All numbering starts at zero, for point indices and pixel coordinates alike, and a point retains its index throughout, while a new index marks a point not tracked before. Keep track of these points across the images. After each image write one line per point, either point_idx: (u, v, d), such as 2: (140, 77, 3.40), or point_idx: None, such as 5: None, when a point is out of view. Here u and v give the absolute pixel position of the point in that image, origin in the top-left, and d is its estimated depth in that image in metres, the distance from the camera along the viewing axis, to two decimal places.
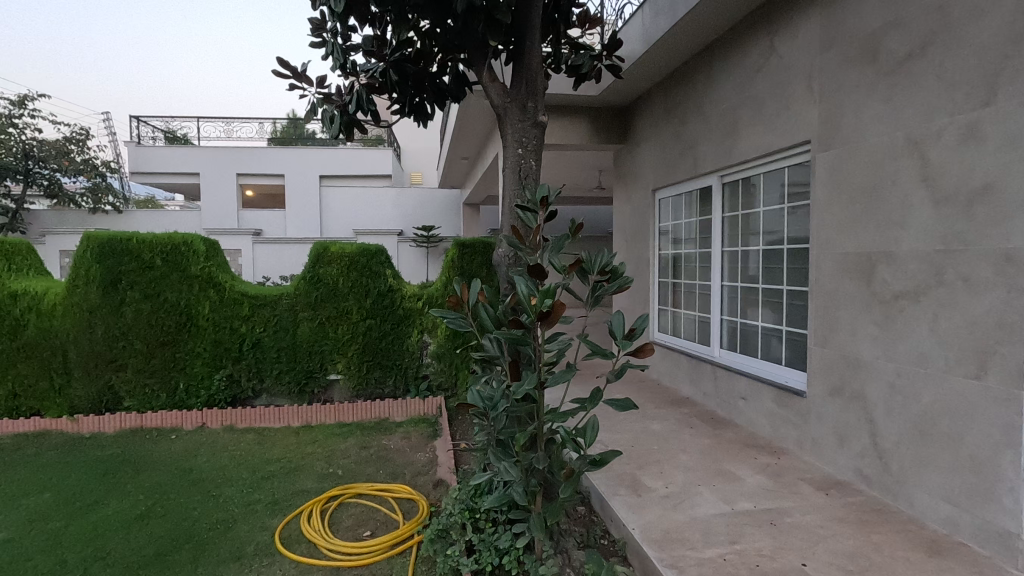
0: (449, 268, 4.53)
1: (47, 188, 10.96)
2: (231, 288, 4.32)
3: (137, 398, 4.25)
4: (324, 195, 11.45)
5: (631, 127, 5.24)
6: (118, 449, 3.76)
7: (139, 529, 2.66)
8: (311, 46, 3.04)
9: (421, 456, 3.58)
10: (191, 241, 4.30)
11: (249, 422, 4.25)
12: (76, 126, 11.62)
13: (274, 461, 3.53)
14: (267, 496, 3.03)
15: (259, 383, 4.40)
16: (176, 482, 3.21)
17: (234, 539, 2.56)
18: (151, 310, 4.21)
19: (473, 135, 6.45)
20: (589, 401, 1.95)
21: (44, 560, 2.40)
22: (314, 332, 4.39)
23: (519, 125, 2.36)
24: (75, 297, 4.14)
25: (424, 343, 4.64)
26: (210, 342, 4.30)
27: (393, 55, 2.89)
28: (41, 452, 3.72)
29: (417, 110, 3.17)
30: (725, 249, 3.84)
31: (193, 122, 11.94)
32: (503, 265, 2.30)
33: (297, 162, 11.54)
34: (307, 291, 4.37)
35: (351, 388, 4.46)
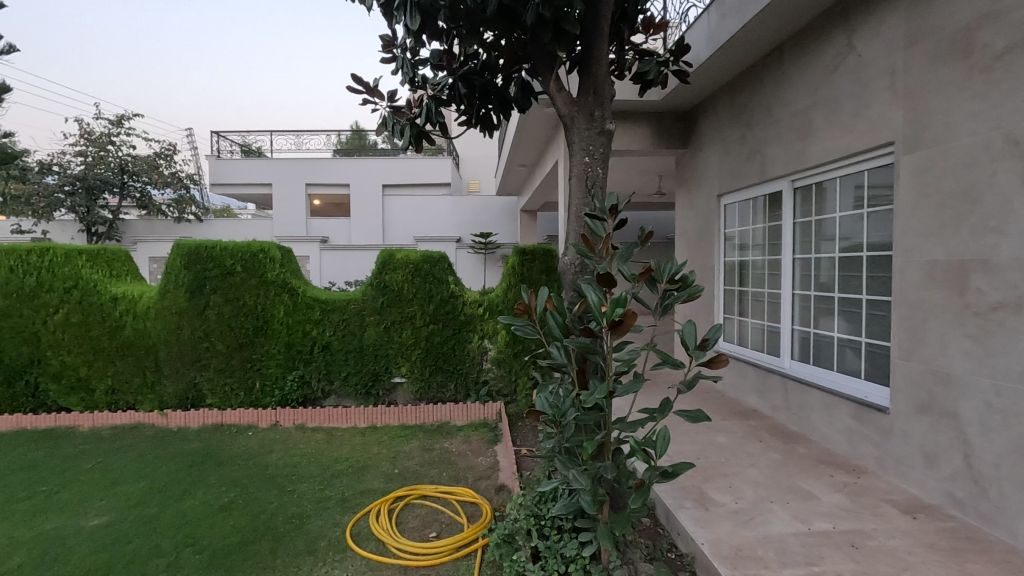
0: (510, 275, 4.57)
1: (140, 200, 11.93)
2: (304, 293, 4.55)
3: (218, 395, 4.53)
4: (386, 204, 11.85)
5: (695, 130, 5.13)
6: (203, 443, 4.03)
7: (224, 519, 2.84)
8: (383, 62, 3.17)
9: (483, 460, 3.63)
10: (268, 249, 4.57)
11: (319, 422, 4.45)
12: (165, 142, 12.55)
13: (342, 460, 3.69)
14: (337, 493, 3.16)
15: (329, 384, 4.58)
16: (255, 477, 3.40)
17: (309, 533, 2.69)
18: (231, 314, 4.49)
19: (533, 143, 6.49)
20: (659, 411, 1.92)
21: (142, 543, 2.60)
22: (379, 337, 4.54)
23: (586, 134, 2.37)
24: (166, 300, 4.47)
25: (485, 348, 4.68)
26: (284, 344, 4.53)
27: (461, 68, 2.97)
28: (136, 443, 4.04)
29: (484, 121, 3.24)
30: (797, 256, 3.69)
31: (267, 136, 12.60)
32: (569, 273, 2.32)
33: (361, 172, 12.00)
34: (374, 296, 4.53)
35: (414, 391, 4.58)
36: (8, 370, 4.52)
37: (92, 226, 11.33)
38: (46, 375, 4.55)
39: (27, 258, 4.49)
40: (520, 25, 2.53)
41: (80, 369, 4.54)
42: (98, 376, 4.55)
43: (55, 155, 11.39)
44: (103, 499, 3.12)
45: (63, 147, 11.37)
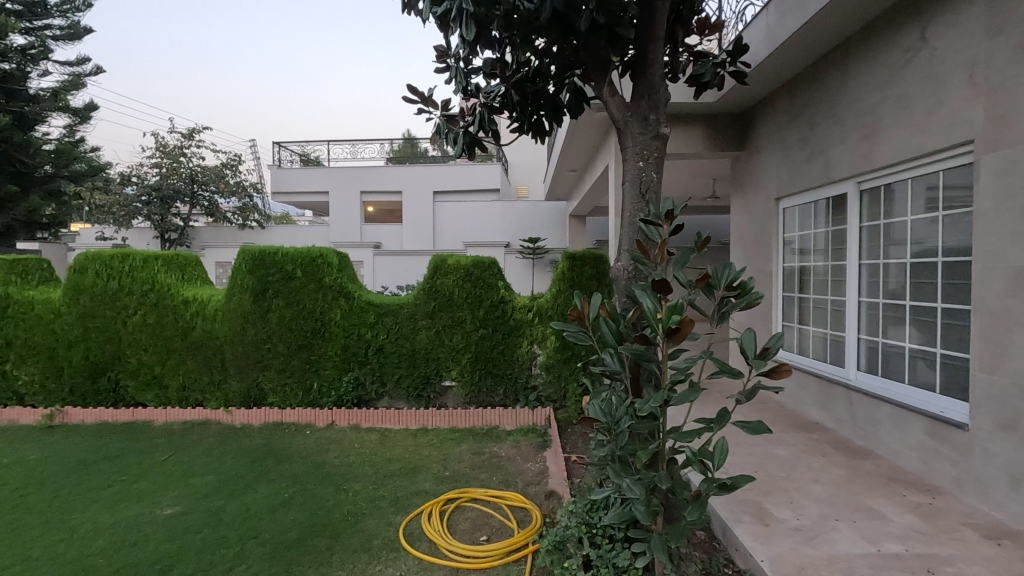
0: (560, 280, 4.57)
1: (208, 208, 12.66)
2: (359, 297, 4.70)
3: (279, 395, 4.73)
4: (436, 210, 12.08)
5: (752, 132, 4.97)
6: (264, 440, 4.22)
7: (284, 514, 2.96)
8: (437, 72, 3.24)
9: (532, 466, 3.63)
10: (326, 254, 4.75)
11: (373, 423, 4.57)
12: (231, 153, 13.27)
13: (395, 460, 3.77)
14: (391, 493, 3.23)
15: (382, 386, 4.71)
16: (312, 474, 3.53)
17: (364, 531, 2.76)
18: (291, 316, 4.68)
19: (582, 149, 6.47)
20: (716, 422, 1.86)
21: (210, 533, 2.75)
22: (431, 340, 4.63)
23: (640, 138, 2.34)
24: (232, 303, 4.71)
25: (534, 353, 4.68)
26: (340, 346, 4.68)
27: (514, 76, 3.00)
28: (204, 438, 4.27)
29: (536, 128, 3.26)
30: (863, 262, 3.50)
31: (325, 145, 13.10)
32: (622, 279, 2.30)
33: (413, 179, 12.29)
34: (425, 300, 4.63)
35: (465, 394, 4.64)
36: (93, 367, 4.88)
37: (166, 233, 12.09)
38: (125, 372, 4.88)
39: (110, 263, 4.85)
40: (574, 31, 2.54)
41: (155, 367, 4.85)
42: (170, 374, 4.84)
43: (134, 167, 12.22)
44: (175, 490, 3.31)
45: (141, 159, 12.20)
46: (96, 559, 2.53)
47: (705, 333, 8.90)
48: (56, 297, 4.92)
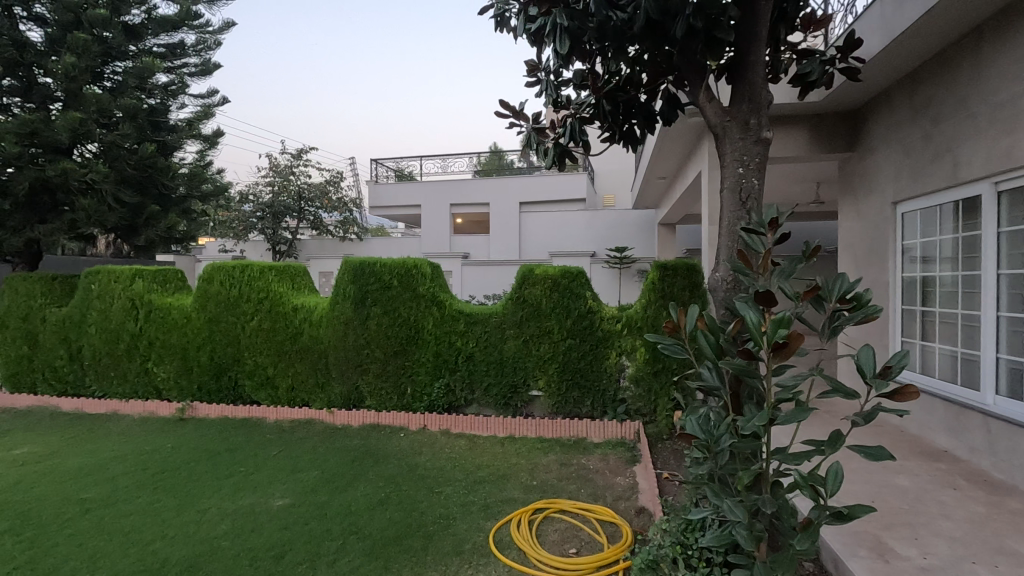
0: (650, 290, 4.46)
1: (313, 222, 13.64)
2: (451, 306, 4.86)
3: (375, 398, 4.99)
4: (523, 220, 12.23)
5: (863, 131, 4.60)
6: (363, 441, 4.47)
7: (382, 512, 3.11)
8: (527, 86, 3.31)
9: (622, 480, 3.55)
10: (420, 264, 4.98)
11: (462, 428, 4.69)
12: (333, 171, 14.25)
13: (484, 467, 3.84)
14: (481, 499, 3.30)
15: (471, 393, 4.83)
16: (407, 476, 3.69)
17: (456, 535, 2.83)
18: (388, 324, 4.93)
19: (673, 156, 6.30)
20: (828, 444, 1.74)
21: (317, 526, 2.95)
22: (519, 349, 4.68)
23: (740, 143, 2.25)
24: (335, 311, 5.05)
25: (623, 365, 4.59)
26: (432, 353, 4.86)
27: (605, 86, 2.99)
28: (310, 437, 4.59)
29: (627, 137, 3.21)
30: (1002, 272, 3.10)
31: (417, 161, 13.69)
32: (720, 290, 2.21)
33: (500, 191, 12.53)
34: (514, 310, 4.70)
35: (551, 405, 4.64)
36: (216, 367, 5.41)
37: (276, 245, 13.16)
38: (243, 373, 5.36)
39: (233, 273, 5.38)
40: (669, 37, 2.50)
41: (268, 368, 5.28)
42: (281, 376, 5.25)
43: (251, 186, 13.42)
44: (286, 483, 3.59)
45: (257, 179, 13.36)
46: (220, 542, 2.79)
47: (812, 349, 8.23)
48: (189, 303, 5.53)
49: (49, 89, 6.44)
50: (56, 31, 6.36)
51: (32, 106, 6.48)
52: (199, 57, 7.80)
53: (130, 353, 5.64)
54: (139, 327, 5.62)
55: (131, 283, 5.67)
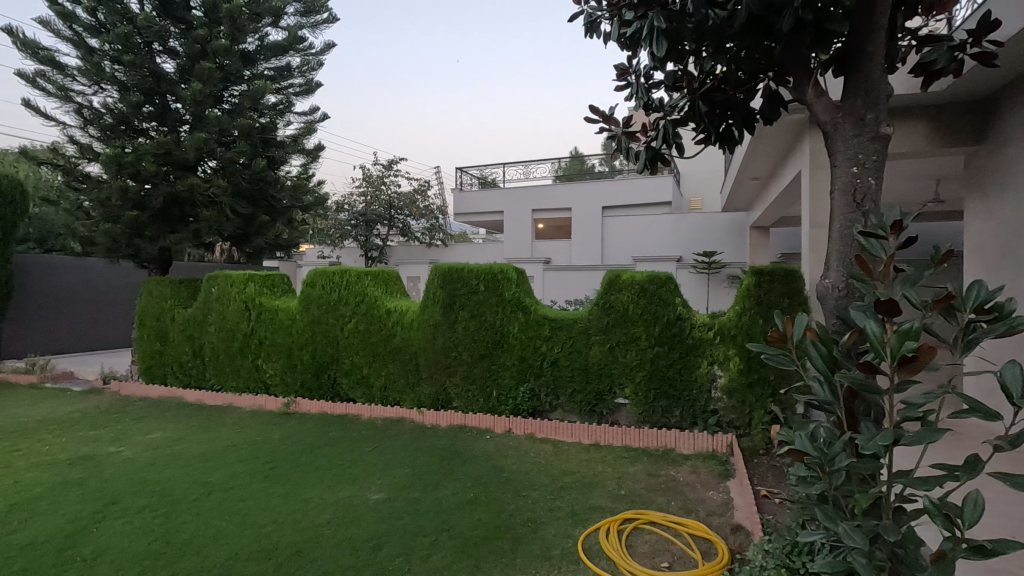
0: (744, 297, 4.27)
1: (402, 229, 14.26)
2: (536, 311, 4.90)
3: (463, 400, 5.13)
4: (605, 225, 12.09)
5: (995, 121, 4.13)
6: (451, 441, 4.60)
7: (471, 512, 3.18)
8: (617, 90, 3.27)
9: (714, 495, 3.40)
10: (506, 270, 5.06)
11: (547, 433, 4.71)
12: (421, 180, 14.83)
13: (571, 473, 3.83)
14: (567, 505, 3.29)
15: (556, 399, 4.83)
16: (493, 478, 3.75)
17: (544, 539, 2.85)
18: (475, 327, 5.06)
19: (768, 156, 5.98)
20: (965, 470, 1.56)
21: (410, 521, 3.07)
22: (605, 355, 4.62)
23: (854, 141, 2.10)
24: (425, 314, 5.26)
25: (715, 375, 4.40)
26: (517, 357, 4.92)
27: (701, 86, 2.90)
28: (401, 435, 4.80)
29: (725, 138, 3.08)
30: None
31: (500, 168, 13.85)
32: (831, 298, 2.07)
33: (583, 196, 12.46)
34: (600, 316, 4.66)
35: (638, 413, 4.53)
36: (317, 365, 5.79)
37: (369, 251, 13.92)
38: (340, 372, 5.70)
39: (333, 278, 5.76)
40: (773, 32, 2.39)
41: (363, 368, 5.58)
42: (375, 375, 5.53)
43: (346, 196, 14.31)
44: (381, 478, 3.77)
45: (352, 189, 14.21)
46: (324, 529, 2.99)
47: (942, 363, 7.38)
48: (294, 306, 5.97)
49: (179, 114, 7.28)
50: (185, 61, 7.14)
51: (165, 130, 7.31)
52: (303, 78, 8.40)
53: (242, 351, 6.17)
54: (251, 326, 6.13)
55: (245, 287, 6.22)
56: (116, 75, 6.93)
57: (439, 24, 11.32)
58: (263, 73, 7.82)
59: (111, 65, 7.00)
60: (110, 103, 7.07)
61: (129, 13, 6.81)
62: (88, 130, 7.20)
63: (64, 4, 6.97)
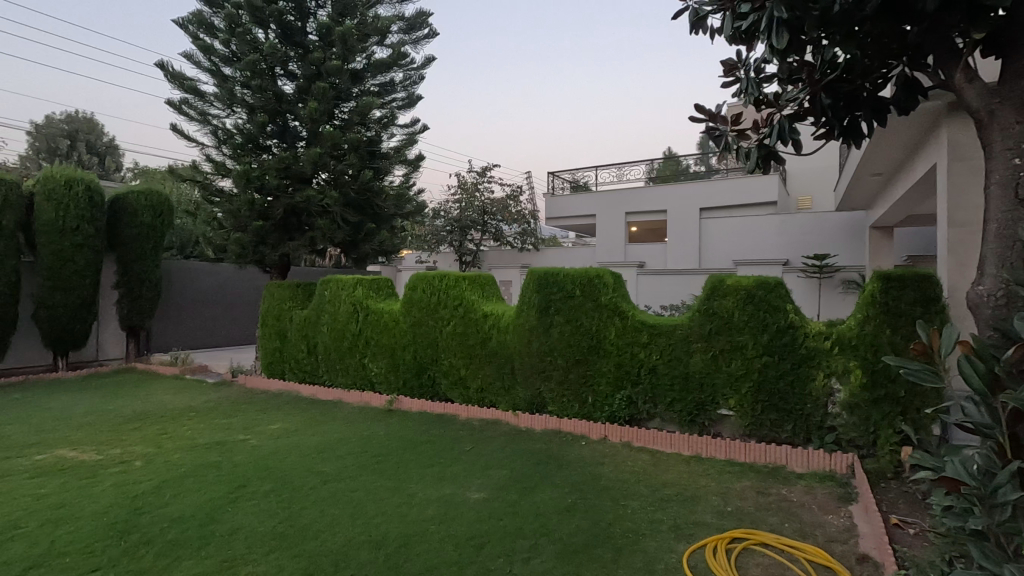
0: (868, 304, 3.89)
1: (495, 234, 14.57)
2: (633, 316, 4.79)
3: (558, 404, 5.13)
4: (703, 227, 11.58)
5: None
6: (546, 445, 4.61)
7: (568, 518, 3.16)
8: (724, 86, 3.13)
9: (834, 520, 3.12)
10: (602, 274, 5.01)
11: (644, 442, 4.57)
12: (514, 185, 15.09)
13: (671, 485, 3.69)
14: (669, 518, 3.17)
15: (653, 407, 4.68)
16: (590, 485, 3.70)
17: (646, 552, 2.76)
18: (571, 332, 5.05)
19: (895, 148, 5.42)
20: None
21: (510, 523, 3.11)
22: (707, 364, 4.42)
23: (1015, 130, 1.87)
24: (521, 318, 5.32)
25: (833, 389, 4.05)
26: (614, 363, 4.84)
27: (822, 78, 2.71)
28: (497, 436, 4.88)
29: (849, 132, 2.85)
30: None
31: (593, 171, 13.68)
32: (983, 306, 1.85)
33: (679, 197, 12.02)
34: (702, 322, 4.47)
35: (744, 426, 4.28)
36: (418, 366, 6.05)
37: (464, 256, 14.37)
38: (439, 372, 5.91)
39: (433, 282, 6.00)
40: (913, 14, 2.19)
41: (461, 369, 5.74)
42: (472, 377, 5.68)
43: (442, 203, 14.86)
44: (479, 478, 3.85)
45: (448, 197, 14.74)
46: (428, 524, 3.11)
47: None
48: (397, 309, 6.29)
49: (297, 131, 7.95)
50: (302, 82, 7.79)
51: (285, 146, 8.01)
52: (406, 92, 8.87)
53: (350, 351, 6.58)
54: (358, 327, 6.53)
55: (354, 290, 6.66)
56: (245, 98, 7.67)
57: (531, 32, 11.45)
58: (370, 89, 8.33)
59: (241, 90, 7.75)
60: (239, 124, 7.82)
61: (256, 43, 7.55)
62: (222, 149, 8.04)
63: (204, 39, 7.87)
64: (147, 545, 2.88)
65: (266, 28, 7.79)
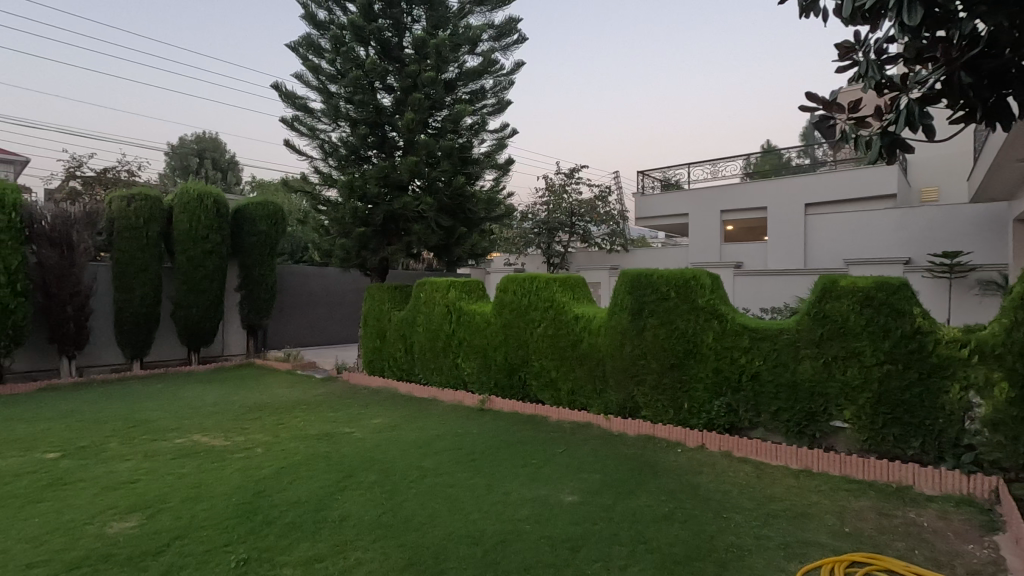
0: (1015, 308, 3.42)
1: (583, 235, 14.49)
2: (733, 320, 4.55)
3: (651, 409, 5.00)
4: (809, 224, 10.78)
5: None
6: (639, 451, 4.50)
7: (667, 527, 3.07)
8: (840, 71, 2.89)
9: (975, 550, 2.78)
10: (699, 275, 4.82)
11: (746, 453, 4.33)
12: (602, 186, 14.92)
13: (778, 500, 3.47)
14: (778, 535, 2.98)
15: (756, 416, 4.43)
16: (689, 494, 3.57)
17: (753, 569, 2.61)
18: (665, 336, 4.90)
19: None
20: None
21: (605, 527, 3.07)
22: (818, 372, 4.10)
23: None
24: (613, 321, 5.24)
25: (971, 403, 3.60)
26: (712, 369, 4.63)
27: (960, 53, 2.42)
28: (589, 439, 4.83)
29: (996, 113, 2.51)
30: None
31: (685, 169, 13.17)
32: None
33: (781, 193, 11.26)
34: (811, 326, 4.16)
35: (861, 439, 3.93)
36: (509, 366, 6.14)
37: (551, 258, 14.40)
38: (530, 373, 5.96)
39: (524, 284, 6.06)
40: None
41: (551, 371, 5.76)
42: (562, 379, 5.67)
43: (530, 206, 15.01)
44: (572, 480, 3.85)
45: (535, 200, 14.86)
46: (523, 523, 3.15)
47: None
48: (488, 311, 6.43)
49: (395, 141, 8.36)
50: (399, 94, 8.18)
51: (384, 156, 8.45)
52: (496, 98, 9.03)
53: (444, 351, 6.81)
54: (452, 328, 6.75)
55: (447, 292, 6.89)
56: (349, 113, 8.19)
57: (618, 29, 11.26)
58: (462, 97, 8.58)
59: (345, 105, 8.28)
60: (343, 138, 8.37)
61: (359, 60, 8.04)
62: (329, 162, 8.64)
63: (313, 60, 8.50)
64: (271, 525, 3.16)
65: (367, 45, 8.28)
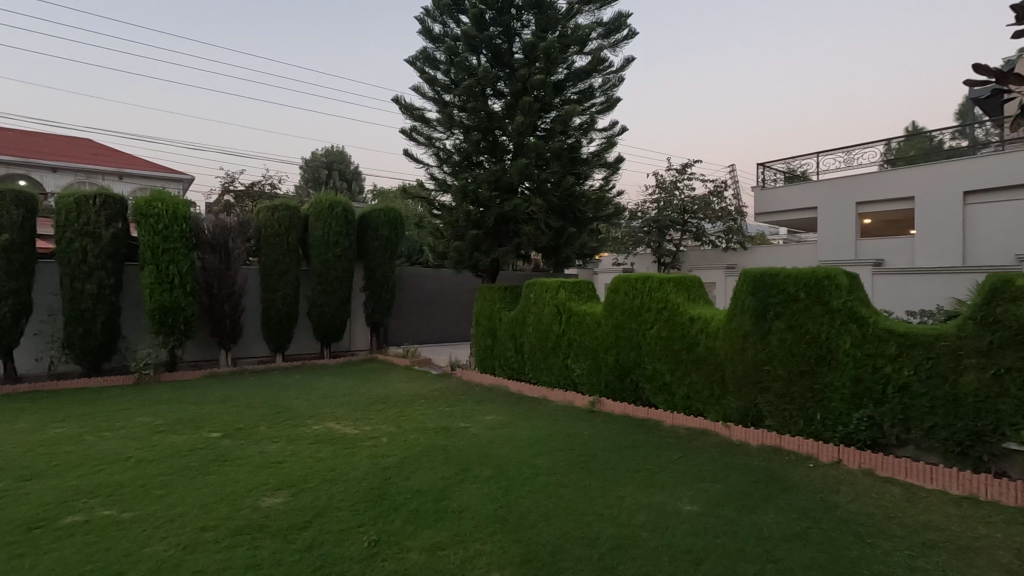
0: None
1: (696, 233, 13.94)
2: (876, 324, 4.10)
3: (777, 419, 4.65)
4: (967, 215, 9.46)
5: None
6: (764, 463, 4.20)
7: (801, 548, 2.83)
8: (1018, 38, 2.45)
9: None
10: (834, 274, 4.40)
11: (893, 472, 3.87)
12: (717, 180, 14.18)
13: (936, 529, 3.06)
14: (937, 569, 2.62)
15: (905, 432, 3.95)
16: (825, 514, 3.26)
17: None
18: (794, 340, 4.53)
19: None
20: None
21: (730, 542, 2.90)
22: (986, 385, 3.57)
23: None
24: (733, 323, 4.95)
25: None
26: (850, 378, 4.19)
27: None
28: (707, 448, 4.60)
29: None
30: None
31: (814, 158, 12.07)
32: None
33: (932, 180, 9.89)
34: (977, 333, 3.63)
35: None
36: (621, 369, 6.02)
37: (662, 258, 13.92)
38: (643, 376, 5.81)
39: (636, 285, 5.92)
40: None
41: (666, 375, 5.57)
42: (677, 383, 5.45)
43: (639, 204, 14.65)
44: (691, 489, 3.68)
45: (645, 197, 14.48)
46: (641, 530, 3.07)
47: None
48: (599, 312, 6.36)
49: (505, 145, 8.56)
50: (510, 98, 8.36)
51: (494, 160, 8.68)
52: (605, 96, 8.91)
53: (554, 351, 6.85)
54: (562, 329, 6.77)
55: (557, 293, 6.93)
56: (463, 120, 8.53)
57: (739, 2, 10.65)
58: (570, 97, 8.58)
59: (458, 113, 8.64)
60: (457, 145, 8.74)
61: (471, 69, 8.36)
62: (443, 168, 9.05)
63: (429, 72, 8.96)
64: (397, 511, 3.38)
65: (479, 54, 8.58)
